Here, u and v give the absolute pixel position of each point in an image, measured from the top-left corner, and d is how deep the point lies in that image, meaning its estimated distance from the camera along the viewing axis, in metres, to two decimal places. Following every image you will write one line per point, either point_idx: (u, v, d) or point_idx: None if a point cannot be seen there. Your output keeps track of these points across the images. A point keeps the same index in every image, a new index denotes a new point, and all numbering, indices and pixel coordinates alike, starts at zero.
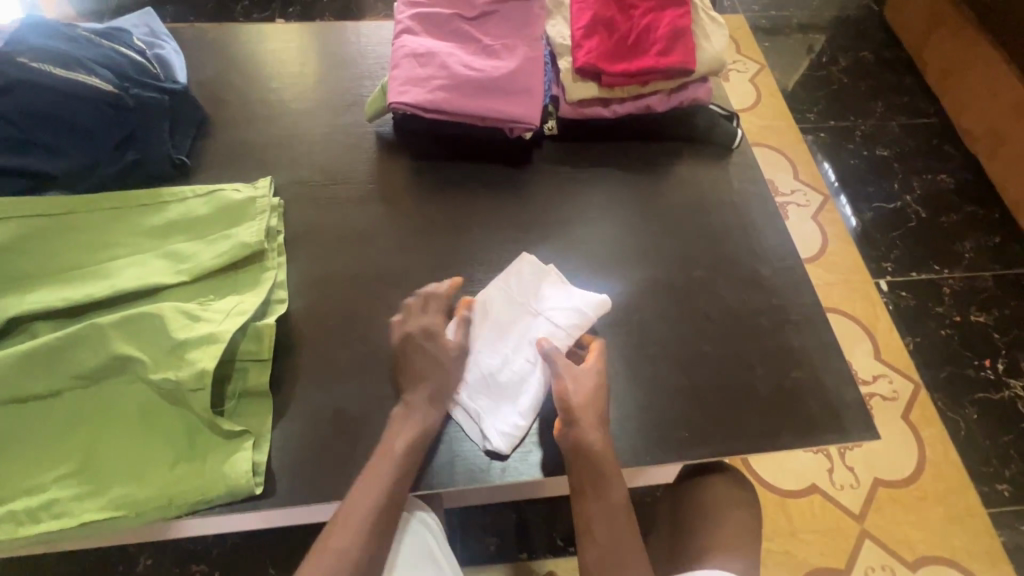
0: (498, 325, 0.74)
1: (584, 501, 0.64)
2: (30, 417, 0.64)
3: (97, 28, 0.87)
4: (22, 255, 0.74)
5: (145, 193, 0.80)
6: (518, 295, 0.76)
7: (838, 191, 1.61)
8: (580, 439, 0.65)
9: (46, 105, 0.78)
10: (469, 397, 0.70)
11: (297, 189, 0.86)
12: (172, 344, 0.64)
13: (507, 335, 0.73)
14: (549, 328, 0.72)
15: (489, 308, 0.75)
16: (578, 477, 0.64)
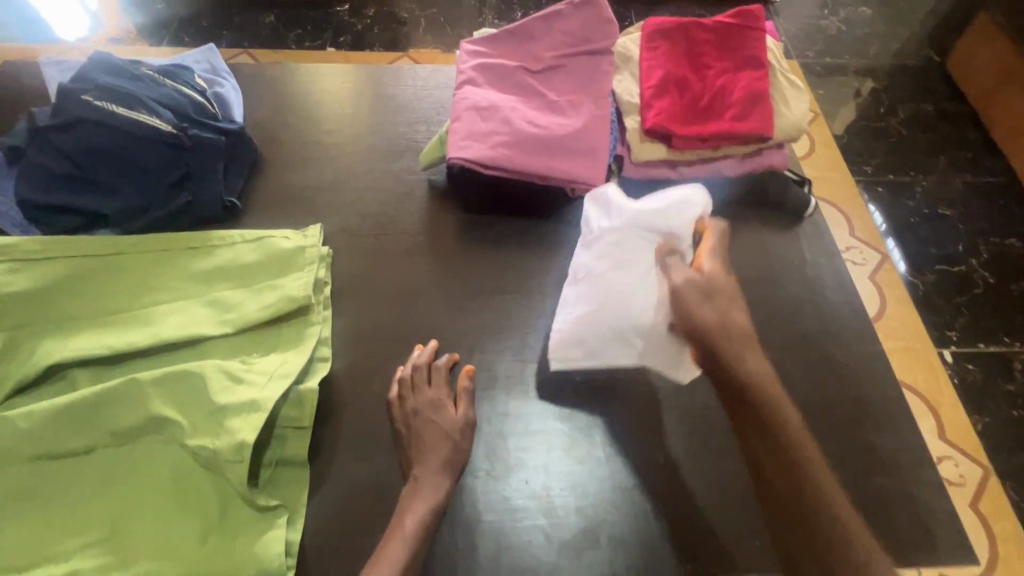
0: (591, 274, 0.72)
1: (769, 466, 0.57)
2: (62, 475, 0.61)
3: (160, 67, 0.87)
4: (67, 296, 0.72)
5: (194, 235, 0.78)
6: (601, 232, 0.72)
7: (896, 251, 1.53)
8: (737, 384, 0.59)
9: (106, 145, 0.77)
10: (601, 357, 0.71)
11: (346, 237, 0.84)
12: (212, 408, 0.61)
13: (603, 279, 0.70)
14: (646, 240, 0.70)
15: (580, 273, 0.73)
16: (749, 438, 0.58)
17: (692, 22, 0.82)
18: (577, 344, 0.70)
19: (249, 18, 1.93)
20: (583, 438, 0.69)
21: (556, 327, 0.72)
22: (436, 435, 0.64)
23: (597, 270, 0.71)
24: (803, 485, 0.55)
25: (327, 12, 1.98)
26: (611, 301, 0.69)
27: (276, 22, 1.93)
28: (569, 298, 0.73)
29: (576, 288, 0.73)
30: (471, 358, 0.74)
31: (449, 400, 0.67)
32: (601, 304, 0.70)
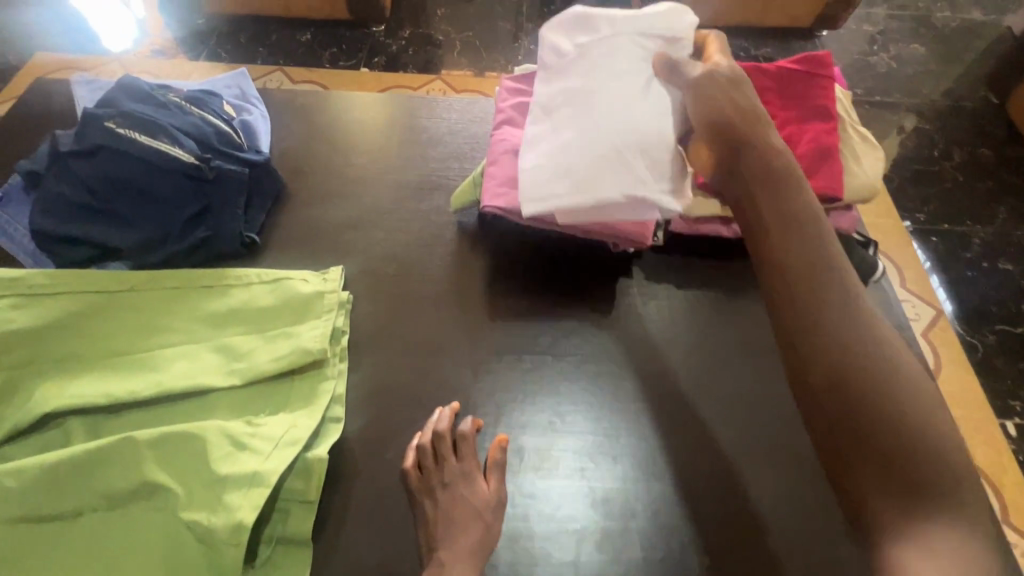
0: (575, 101, 0.70)
1: (802, 286, 0.57)
2: (44, 541, 0.55)
3: (189, 93, 0.84)
4: (72, 335, 0.68)
5: (210, 273, 0.74)
6: (582, 64, 0.72)
7: (951, 307, 1.42)
8: (765, 204, 0.62)
9: (126, 175, 0.73)
10: (591, 191, 0.64)
11: (367, 281, 0.78)
12: (211, 477, 0.55)
13: (593, 101, 0.68)
14: (639, 57, 0.69)
15: (565, 106, 0.70)
16: (782, 257, 0.59)
17: (754, 66, 0.75)
18: (566, 172, 0.66)
19: (285, 36, 1.93)
20: (617, 532, 0.61)
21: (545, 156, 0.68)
22: (468, 516, 0.57)
23: (586, 97, 0.69)
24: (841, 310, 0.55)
25: (363, 32, 1.97)
26: (597, 120, 0.67)
27: (312, 40, 1.93)
28: (554, 127, 0.70)
29: (562, 121, 0.70)
30: (496, 425, 0.67)
31: (479, 471, 0.60)
32: (586, 127, 0.67)
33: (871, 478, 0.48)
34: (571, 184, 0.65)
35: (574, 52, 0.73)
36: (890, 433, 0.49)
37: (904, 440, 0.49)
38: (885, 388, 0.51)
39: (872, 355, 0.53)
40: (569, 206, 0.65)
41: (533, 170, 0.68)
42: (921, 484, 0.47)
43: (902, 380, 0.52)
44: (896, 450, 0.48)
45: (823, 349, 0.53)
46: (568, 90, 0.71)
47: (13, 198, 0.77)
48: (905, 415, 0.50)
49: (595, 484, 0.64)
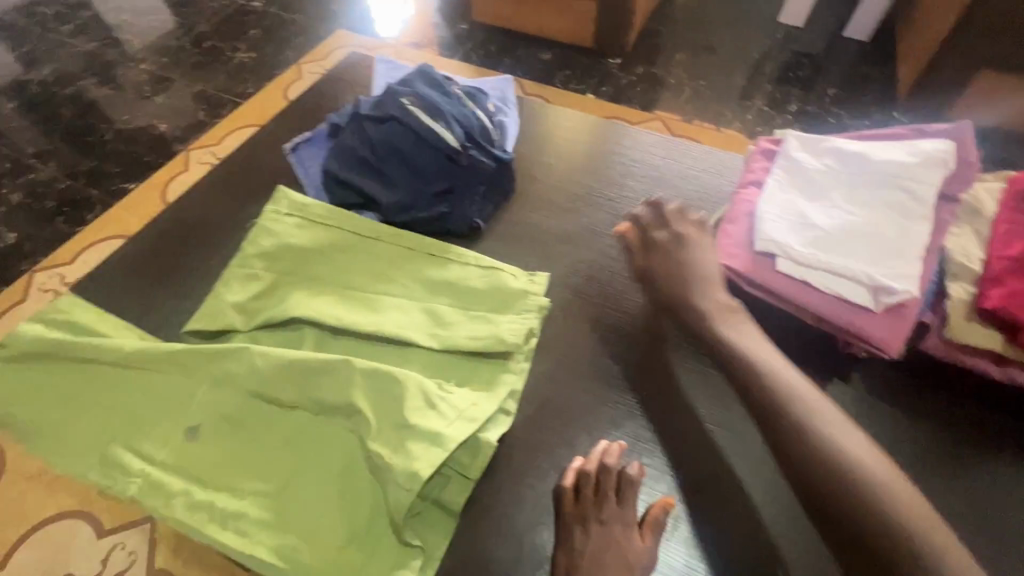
0: (818, 181, 0.70)
1: (769, 413, 0.58)
2: (265, 420, 0.66)
3: (467, 88, 0.96)
4: (325, 261, 0.80)
5: (438, 244, 0.82)
6: (856, 143, 0.72)
7: None
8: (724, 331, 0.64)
9: (403, 145, 0.86)
10: (824, 256, 0.63)
11: (566, 295, 0.80)
12: (401, 422, 0.61)
13: (835, 192, 0.69)
14: (896, 163, 0.68)
15: (806, 186, 0.70)
16: (747, 387, 0.60)
17: None
18: (801, 236, 0.65)
19: (530, 52, 2.10)
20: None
21: (777, 216, 0.67)
22: (617, 562, 0.55)
23: (828, 187, 0.69)
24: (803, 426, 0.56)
25: (599, 61, 2.06)
26: (841, 203, 0.67)
27: (551, 60, 2.07)
28: (788, 195, 0.70)
29: (798, 196, 0.70)
30: (658, 484, 0.64)
31: (635, 524, 0.58)
32: (825, 208, 0.68)
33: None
34: (798, 230, 0.66)
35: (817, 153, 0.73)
36: (887, 538, 0.51)
37: (898, 539, 0.50)
38: (868, 490, 0.53)
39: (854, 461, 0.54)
40: (800, 258, 0.64)
41: (766, 208, 0.69)
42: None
43: (883, 467, 0.54)
44: (890, 554, 0.50)
45: (804, 473, 0.55)
46: (825, 165, 0.71)
47: (316, 140, 0.95)
48: (900, 505, 0.52)
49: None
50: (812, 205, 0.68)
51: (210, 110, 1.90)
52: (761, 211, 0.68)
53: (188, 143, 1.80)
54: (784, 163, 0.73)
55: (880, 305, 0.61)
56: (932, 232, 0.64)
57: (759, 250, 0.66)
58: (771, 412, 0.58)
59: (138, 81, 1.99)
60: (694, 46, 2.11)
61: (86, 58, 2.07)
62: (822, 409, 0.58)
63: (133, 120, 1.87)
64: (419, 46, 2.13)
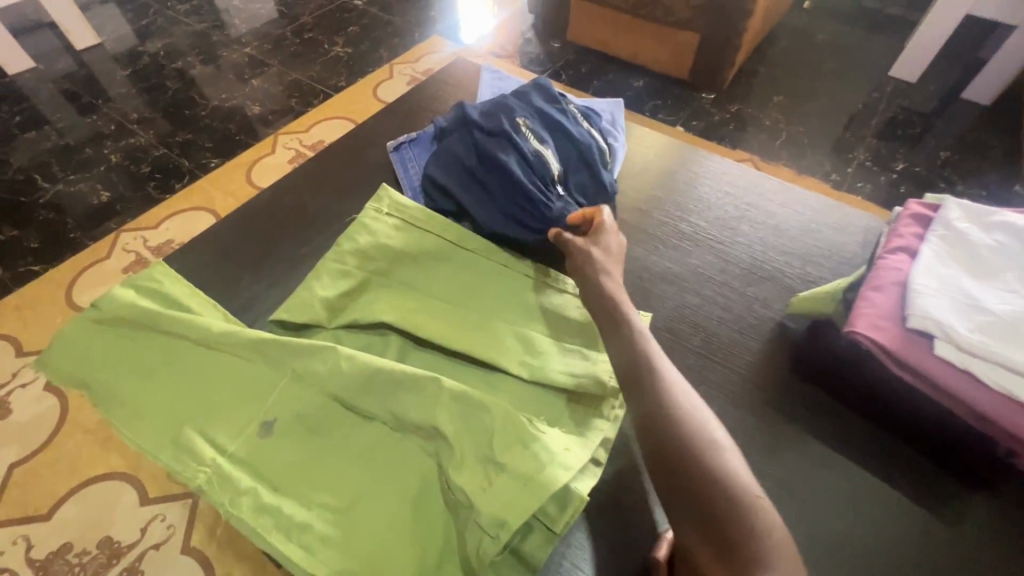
0: (984, 259, 0.61)
1: (634, 375, 0.55)
2: (341, 427, 0.63)
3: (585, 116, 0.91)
4: (418, 268, 0.77)
5: (535, 267, 0.78)
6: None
7: None
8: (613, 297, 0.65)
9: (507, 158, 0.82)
10: (992, 344, 0.55)
11: (666, 339, 0.74)
12: (490, 457, 0.56)
13: (1006, 273, 0.60)
14: None
15: (968, 263, 0.62)
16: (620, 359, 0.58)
17: None
18: (961, 318, 0.57)
19: (621, 77, 2.06)
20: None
21: (931, 289, 0.59)
22: None
23: (998, 268, 0.60)
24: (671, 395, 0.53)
25: (691, 94, 2.00)
26: (1015, 288, 0.58)
27: (641, 88, 2.02)
28: (945, 269, 0.61)
29: (957, 271, 0.61)
30: None
31: None
32: (993, 290, 0.59)
33: (713, 568, 0.44)
34: (962, 312, 0.57)
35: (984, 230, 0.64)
36: (725, 513, 0.45)
37: (735, 518, 0.45)
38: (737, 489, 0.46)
39: (712, 438, 0.50)
40: (961, 341, 0.56)
41: (925, 281, 0.60)
42: (760, 568, 0.42)
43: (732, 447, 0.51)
44: (724, 529, 0.44)
45: (661, 444, 0.50)
46: (995, 241, 0.62)
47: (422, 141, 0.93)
48: (747, 488, 0.47)
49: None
50: (978, 286, 0.59)
51: (302, 98, 1.95)
52: (914, 283, 0.60)
53: (278, 127, 1.85)
54: (940, 233, 0.65)
55: None
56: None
57: (908, 326, 0.59)
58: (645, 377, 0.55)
59: (239, 63, 2.08)
60: (793, 90, 2.02)
61: (195, 36, 2.18)
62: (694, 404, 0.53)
63: (230, 99, 1.94)
64: (499, 56, 2.13)
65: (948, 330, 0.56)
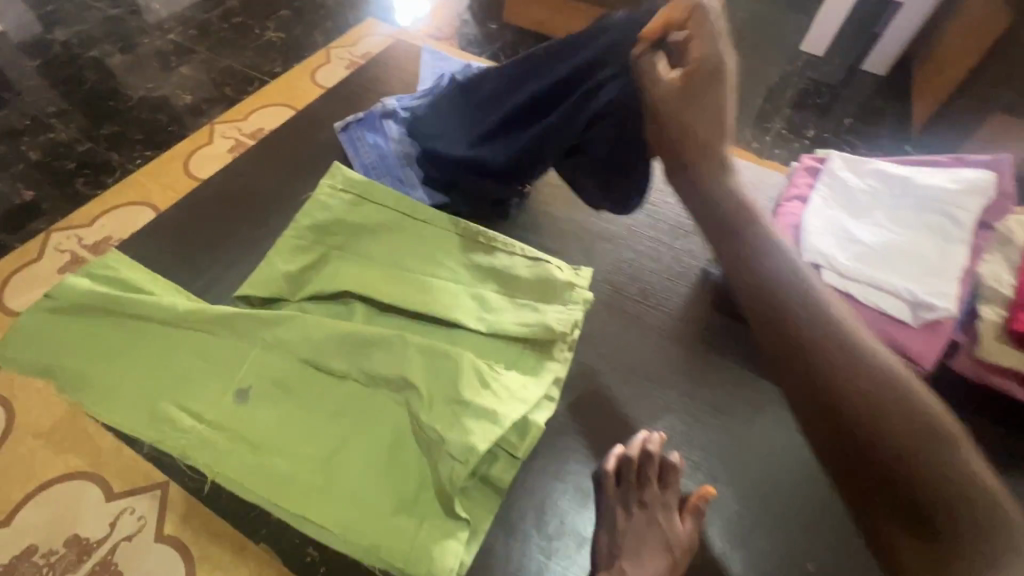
0: (857, 201, 0.74)
1: (815, 334, 0.51)
2: (313, 388, 0.67)
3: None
4: (375, 239, 0.82)
5: (485, 230, 0.83)
6: (898, 169, 0.75)
7: None
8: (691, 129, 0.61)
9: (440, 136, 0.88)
10: (864, 269, 0.67)
11: (606, 290, 0.83)
12: (455, 397, 0.62)
13: (874, 211, 0.72)
14: (931, 190, 0.72)
15: (846, 205, 0.74)
16: (788, 313, 0.54)
17: None
18: (842, 250, 0.69)
19: None
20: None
21: (818, 229, 0.71)
22: (659, 546, 0.57)
23: (868, 207, 0.73)
24: (850, 360, 0.50)
25: None
26: (880, 223, 0.71)
27: None
28: (828, 210, 0.73)
29: (838, 212, 0.73)
30: (693, 477, 0.66)
31: (676, 508, 0.60)
32: (864, 226, 0.71)
33: (904, 531, 0.44)
34: (841, 245, 0.69)
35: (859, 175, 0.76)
36: (927, 484, 0.43)
37: (935, 486, 0.43)
38: (951, 465, 0.44)
39: (920, 409, 0.47)
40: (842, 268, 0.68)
41: (814, 222, 0.72)
42: (965, 538, 0.41)
43: (942, 416, 0.46)
44: (920, 499, 0.43)
45: (846, 408, 0.48)
46: (867, 185, 0.75)
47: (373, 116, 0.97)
48: (959, 463, 0.44)
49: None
50: (854, 223, 0.72)
51: (236, 85, 1.90)
52: (806, 224, 0.71)
53: (214, 116, 1.80)
54: (825, 181, 0.77)
55: (920, 320, 0.65)
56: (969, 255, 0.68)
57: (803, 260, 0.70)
58: (815, 353, 0.51)
59: (163, 50, 1.99)
60: None
61: (111, 23, 2.06)
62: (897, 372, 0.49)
63: (158, 88, 1.87)
64: (437, 38, 2.15)
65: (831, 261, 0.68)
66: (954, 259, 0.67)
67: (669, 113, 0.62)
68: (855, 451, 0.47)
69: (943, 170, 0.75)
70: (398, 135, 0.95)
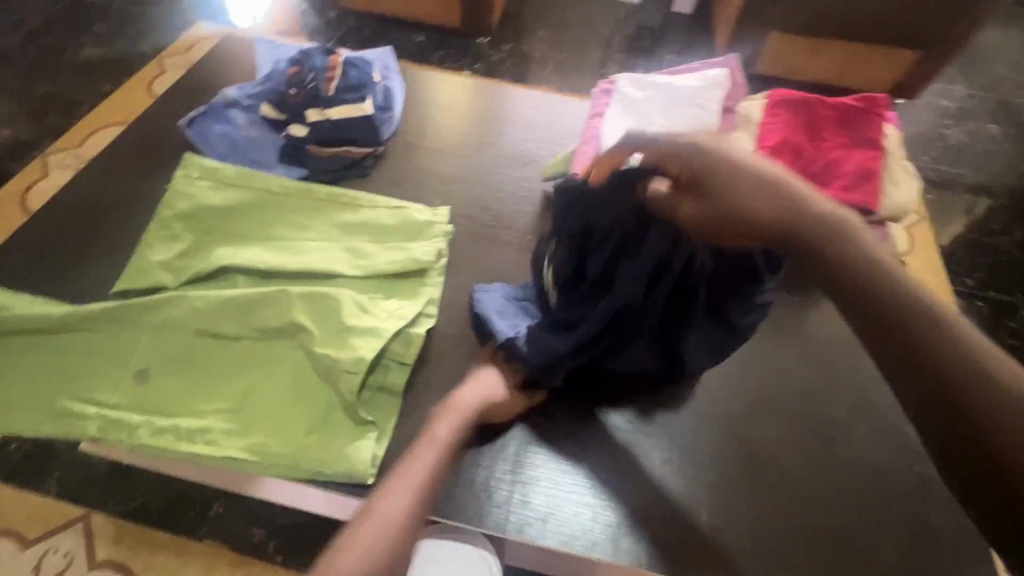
0: (638, 111, 0.93)
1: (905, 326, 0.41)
2: (211, 354, 0.74)
3: (361, 67, 1.03)
4: (242, 218, 0.88)
5: (347, 193, 0.93)
6: (664, 79, 0.95)
7: None
8: (765, 205, 0.48)
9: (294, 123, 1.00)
10: None
11: (465, 222, 0.95)
12: (341, 326, 0.73)
13: (651, 116, 0.93)
14: (688, 89, 0.92)
15: (632, 115, 0.93)
16: (880, 306, 0.42)
17: (817, 99, 0.89)
18: None
19: (403, 37, 2.19)
20: (705, 516, 0.68)
21: (611, 140, 0.91)
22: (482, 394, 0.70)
23: (646, 116, 0.93)
24: (955, 340, 0.39)
25: (469, 41, 2.21)
26: (656, 124, 0.91)
27: (424, 42, 2.18)
28: (618, 123, 0.93)
29: (626, 122, 0.93)
30: None
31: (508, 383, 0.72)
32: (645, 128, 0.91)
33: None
34: None
35: (638, 91, 0.95)
36: None
37: None
38: None
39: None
40: None
41: (611, 135, 0.91)
42: None
43: None
44: None
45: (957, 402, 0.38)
46: (645, 97, 0.94)
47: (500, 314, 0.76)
48: None
49: (686, 505, 0.69)
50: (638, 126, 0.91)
51: (63, 111, 1.77)
52: (607, 138, 0.91)
53: (44, 147, 1.67)
54: (613, 101, 0.95)
55: None
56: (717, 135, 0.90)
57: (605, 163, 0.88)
58: (906, 309, 0.41)
59: None
60: (552, 24, 2.34)
61: None
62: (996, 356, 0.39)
63: None
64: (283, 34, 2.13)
65: None
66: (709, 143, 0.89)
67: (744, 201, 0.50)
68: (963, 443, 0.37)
69: (695, 70, 0.95)
70: (247, 122, 1.01)
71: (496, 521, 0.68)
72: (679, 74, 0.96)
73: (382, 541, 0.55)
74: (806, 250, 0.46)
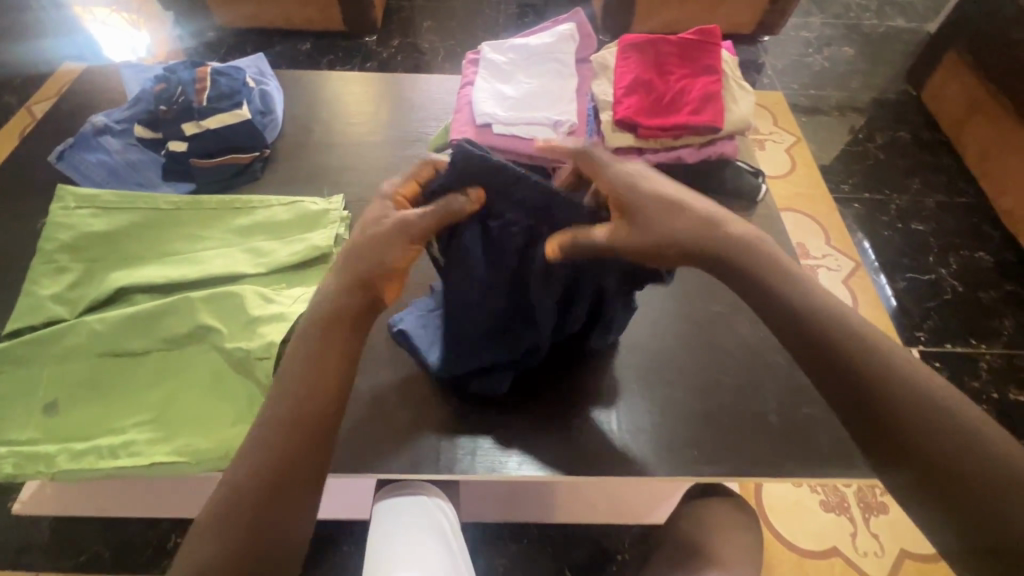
0: (504, 74, 1.00)
1: (804, 324, 0.52)
2: (122, 372, 0.74)
3: (231, 74, 1.04)
4: (133, 239, 0.87)
5: (238, 198, 0.94)
6: (522, 42, 1.03)
7: (877, 272, 1.55)
8: (682, 233, 0.58)
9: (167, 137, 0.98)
10: (518, 113, 0.94)
11: (363, 207, 0.99)
12: (248, 319, 0.75)
13: (515, 76, 0.99)
14: (545, 49, 1.00)
15: (499, 78, 0.99)
16: (789, 311, 0.53)
17: (660, 38, 0.97)
18: (500, 108, 0.94)
19: (288, 47, 2.16)
20: (644, 433, 0.76)
21: (480, 100, 0.95)
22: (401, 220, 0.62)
23: (511, 78, 0.99)
24: (845, 332, 0.51)
25: (356, 42, 2.21)
26: (520, 83, 0.98)
27: (311, 50, 2.16)
28: (485, 86, 0.98)
29: (494, 84, 0.98)
30: None
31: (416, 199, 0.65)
32: (511, 88, 0.97)
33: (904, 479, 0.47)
34: (500, 106, 0.94)
35: (501, 57, 1.02)
36: (917, 434, 0.46)
37: (935, 436, 0.46)
38: (942, 412, 0.46)
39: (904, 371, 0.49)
40: (505, 119, 0.93)
41: (480, 96, 0.96)
42: (954, 475, 0.45)
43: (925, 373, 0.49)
44: (923, 452, 0.46)
45: (849, 382, 0.49)
46: (507, 61, 1.01)
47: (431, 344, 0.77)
48: (947, 411, 0.47)
49: (601, 433, 0.75)
50: (505, 88, 0.97)
51: None
52: (476, 100, 0.95)
53: None
54: (480, 69, 1.01)
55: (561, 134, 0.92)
56: (577, 85, 0.98)
57: (479, 124, 0.93)
58: (813, 314, 0.52)
59: None
60: (437, 14, 2.37)
61: None
62: (879, 341, 0.50)
63: None
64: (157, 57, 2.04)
65: (496, 120, 0.93)
66: (571, 93, 0.97)
67: (665, 229, 0.58)
68: (850, 394, 0.49)
69: (548, 32, 1.04)
70: (122, 147, 0.99)
71: (430, 466, 0.72)
72: (536, 37, 1.04)
73: (263, 459, 0.49)
74: (727, 273, 0.57)
